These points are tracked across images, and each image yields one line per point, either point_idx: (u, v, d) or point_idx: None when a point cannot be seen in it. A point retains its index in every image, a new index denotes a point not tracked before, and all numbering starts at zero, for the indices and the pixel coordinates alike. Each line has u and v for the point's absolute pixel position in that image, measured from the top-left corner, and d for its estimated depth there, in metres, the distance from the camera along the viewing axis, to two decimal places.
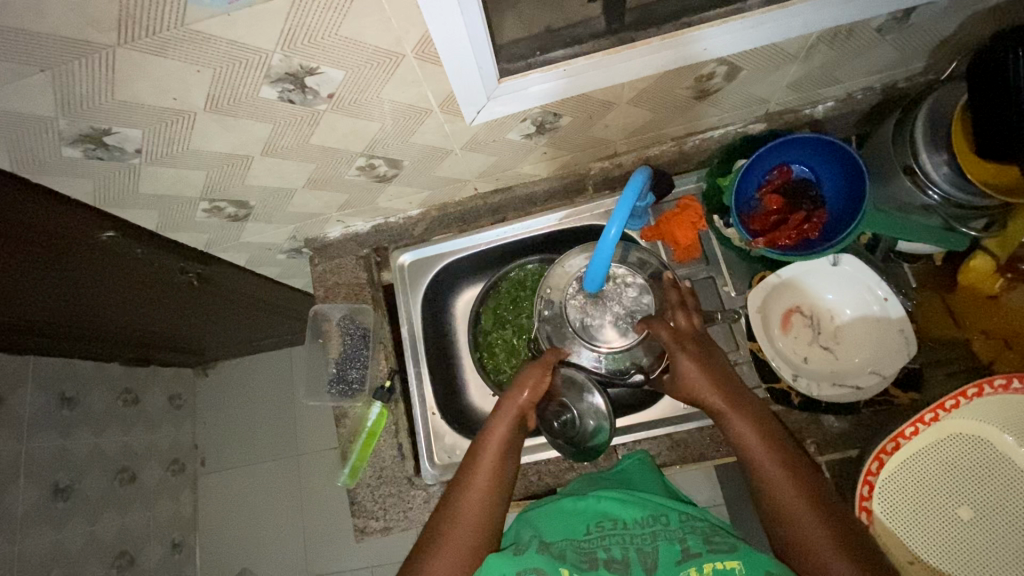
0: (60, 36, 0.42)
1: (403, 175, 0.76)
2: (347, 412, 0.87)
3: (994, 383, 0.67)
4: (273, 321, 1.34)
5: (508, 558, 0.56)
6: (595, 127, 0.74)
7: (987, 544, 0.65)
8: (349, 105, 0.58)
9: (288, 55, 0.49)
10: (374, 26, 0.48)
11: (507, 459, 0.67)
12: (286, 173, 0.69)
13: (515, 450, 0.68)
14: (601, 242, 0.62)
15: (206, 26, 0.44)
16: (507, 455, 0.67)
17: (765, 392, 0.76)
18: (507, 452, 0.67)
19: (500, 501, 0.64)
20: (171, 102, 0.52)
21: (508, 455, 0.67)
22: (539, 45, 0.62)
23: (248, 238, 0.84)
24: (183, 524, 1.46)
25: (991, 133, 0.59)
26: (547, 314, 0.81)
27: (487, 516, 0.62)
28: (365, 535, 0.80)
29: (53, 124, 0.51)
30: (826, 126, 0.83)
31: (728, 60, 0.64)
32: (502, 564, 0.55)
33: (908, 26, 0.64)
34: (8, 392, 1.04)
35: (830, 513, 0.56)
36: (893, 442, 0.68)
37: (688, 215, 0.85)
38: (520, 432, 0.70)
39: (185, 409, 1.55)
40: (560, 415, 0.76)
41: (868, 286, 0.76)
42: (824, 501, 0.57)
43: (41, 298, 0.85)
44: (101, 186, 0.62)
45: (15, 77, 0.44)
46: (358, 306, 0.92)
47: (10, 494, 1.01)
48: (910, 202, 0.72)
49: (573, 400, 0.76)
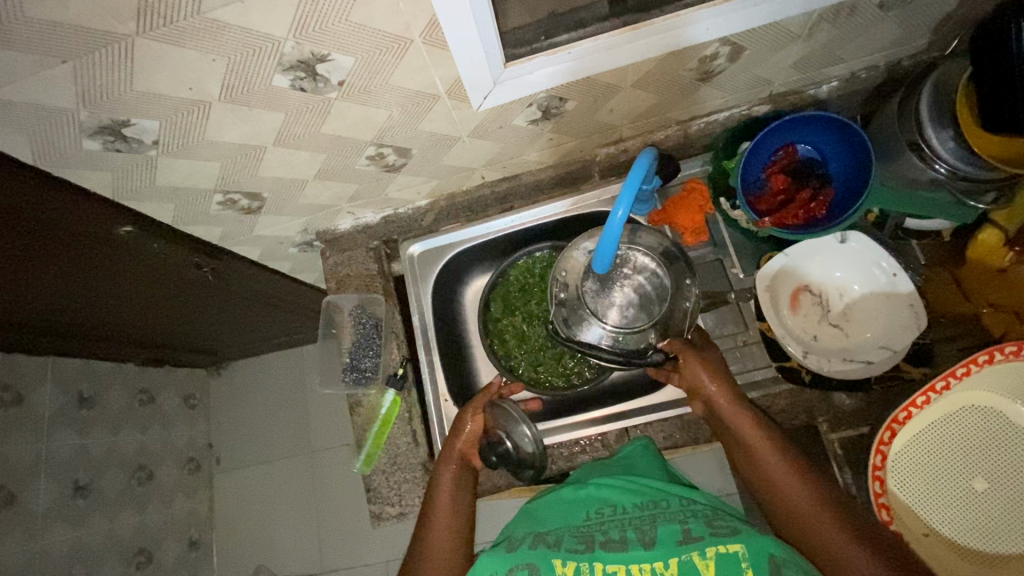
0: (82, 27, 0.43)
1: (412, 165, 0.78)
2: (361, 400, 0.88)
3: (1004, 350, 0.67)
4: (284, 318, 1.35)
5: (501, 556, 0.59)
6: (601, 112, 0.75)
7: (998, 512, 0.67)
8: (358, 93, 0.59)
9: (300, 42, 0.50)
10: (383, 11, 0.49)
11: (460, 500, 0.71)
12: (298, 163, 0.70)
13: (468, 489, 0.73)
14: (608, 226, 0.61)
15: (220, 14, 0.45)
16: (464, 477, 0.74)
17: (775, 371, 0.77)
18: (459, 484, 0.72)
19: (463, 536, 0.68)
20: (188, 92, 0.53)
21: (461, 493, 0.72)
22: (544, 30, 0.62)
23: (261, 231, 0.86)
24: (200, 521, 1.48)
25: (997, 107, 0.59)
26: (562, 297, 0.78)
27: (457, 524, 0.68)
28: (381, 521, 0.81)
29: (74, 116, 0.52)
30: (830, 106, 0.84)
31: (731, 40, 0.64)
32: (495, 562, 0.58)
33: (911, 1, 0.65)
34: (29, 391, 1.06)
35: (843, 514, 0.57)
36: (904, 412, 0.69)
37: (694, 200, 0.86)
38: (468, 473, 0.75)
39: (200, 408, 1.57)
40: (498, 449, 0.78)
41: (875, 262, 0.76)
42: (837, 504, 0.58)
43: (60, 296, 0.86)
44: (119, 179, 0.63)
45: (38, 68, 0.46)
46: (370, 296, 0.94)
47: (29, 492, 1.03)
48: (918, 176, 0.72)
49: (509, 430, 0.80)
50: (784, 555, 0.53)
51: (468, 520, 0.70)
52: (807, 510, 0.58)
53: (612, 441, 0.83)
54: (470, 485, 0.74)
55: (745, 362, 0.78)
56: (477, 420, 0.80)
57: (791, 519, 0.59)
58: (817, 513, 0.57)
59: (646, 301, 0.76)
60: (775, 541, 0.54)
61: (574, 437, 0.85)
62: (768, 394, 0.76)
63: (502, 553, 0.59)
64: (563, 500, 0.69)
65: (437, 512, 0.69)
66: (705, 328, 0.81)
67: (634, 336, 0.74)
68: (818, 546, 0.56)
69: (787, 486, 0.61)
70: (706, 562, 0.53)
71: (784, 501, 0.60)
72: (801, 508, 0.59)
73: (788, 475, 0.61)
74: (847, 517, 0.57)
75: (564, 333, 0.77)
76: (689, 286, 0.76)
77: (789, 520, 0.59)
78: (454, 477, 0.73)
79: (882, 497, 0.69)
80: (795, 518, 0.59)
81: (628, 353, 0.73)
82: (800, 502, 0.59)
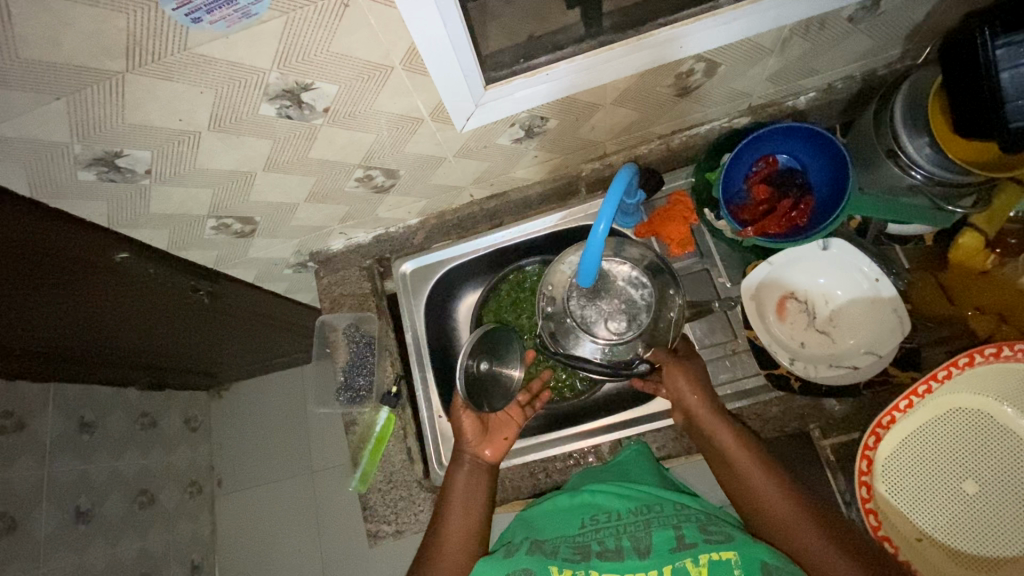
0: (75, 65, 0.45)
1: (400, 185, 0.79)
2: (356, 419, 0.89)
3: (985, 352, 0.67)
4: (283, 338, 1.37)
5: (499, 562, 0.60)
6: (583, 129, 0.76)
7: (990, 515, 0.67)
8: (344, 118, 0.61)
9: (284, 73, 0.52)
10: (363, 41, 0.51)
11: (476, 498, 0.72)
12: (289, 187, 0.72)
13: (483, 492, 0.73)
14: (590, 241, 0.62)
15: (206, 49, 0.47)
16: (477, 480, 0.74)
17: (764, 379, 0.78)
18: (471, 490, 0.73)
19: (479, 529, 0.70)
20: (178, 123, 0.55)
21: (474, 494, 0.73)
22: (522, 52, 0.64)
23: (255, 253, 0.87)
24: (202, 545, 1.48)
25: (968, 113, 0.60)
26: (549, 312, 0.79)
27: (473, 531, 0.69)
28: (377, 539, 0.81)
29: (69, 149, 0.54)
30: (809, 116, 0.85)
31: (706, 57, 0.66)
32: (493, 568, 0.59)
33: (880, 14, 0.66)
34: (30, 417, 1.07)
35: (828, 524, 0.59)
36: (889, 416, 0.69)
37: (679, 211, 0.88)
38: (483, 473, 0.75)
39: (201, 430, 1.58)
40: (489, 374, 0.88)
41: (858, 267, 0.78)
42: (819, 513, 0.60)
43: (57, 323, 0.87)
44: (114, 207, 0.65)
45: (33, 105, 0.48)
46: (363, 314, 0.95)
47: (32, 518, 1.04)
48: (896, 182, 0.73)
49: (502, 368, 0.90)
50: (776, 563, 0.54)
51: (485, 517, 0.71)
52: (792, 519, 0.59)
53: (605, 452, 0.83)
54: (485, 486, 0.74)
55: (736, 371, 0.79)
56: (473, 415, 0.80)
57: (774, 530, 0.60)
58: (800, 523, 0.59)
59: (633, 311, 0.76)
60: (769, 551, 0.55)
61: (567, 450, 0.84)
62: (758, 401, 0.76)
63: (500, 560, 0.60)
64: (559, 508, 0.69)
65: (451, 509, 0.71)
66: (694, 337, 0.82)
67: (621, 347, 0.76)
68: (804, 555, 0.57)
69: (766, 493, 0.62)
70: (699, 567, 0.54)
71: (770, 514, 0.61)
72: (782, 515, 0.60)
73: (767, 483, 0.63)
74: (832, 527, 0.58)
75: (552, 344, 0.80)
76: (672, 296, 0.77)
77: (774, 531, 0.60)
78: (467, 481, 0.74)
79: (868, 503, 0.69)
80: (777, 527, 0.60)
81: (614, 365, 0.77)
82: (783, 511, 0.60)
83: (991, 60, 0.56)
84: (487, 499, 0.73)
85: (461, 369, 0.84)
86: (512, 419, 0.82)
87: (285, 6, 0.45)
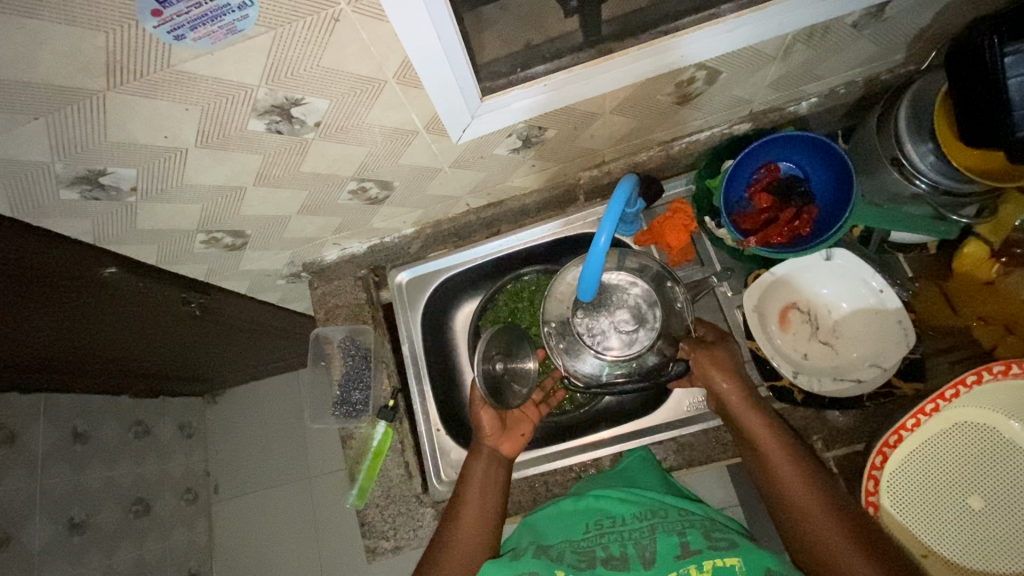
0: (53, 84, 0.43)
1: (394, 196, 0.78)
2: (353, 433, 0.87)
3: (992, 369, 0.67)
4: (278, 345, 1.35)
5: (504, 567, 0.59)
6: (582, 137, 0.75)
7: (994, 531, 0.67)
8: (336, 132, 0.59)
9: (273, 89, 0.50)
10: (355, 55, 0.49)
11: (492, 492, 0.72)
12: (281, 201, 0.70)
13: (499, 485, 0.73)
14: (591, 253, 0.60)
15: (190, 66, 0.45)
16: (493, 470, 0.74)
17: (768, 390, 0.78)
18: (488, 486, 0.72)
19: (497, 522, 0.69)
20: (163, 139, 0.53)
21: (491, 487, 0.72)
22: (519, 61, 0.62)
23: (247, 265, 0.85)
24: (199, 553, 1.46)
25: (976, 123, 0.59)
26: (561, 345, 0.77)
27: (488, 521, 0.68)
28: (376, 556, 0.80)
29: (50, 168, 0.52)
30: (810, 122, 0.84)
31: (708, 65, 0.64)
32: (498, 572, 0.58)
33: (884, 20, 0.65)
34: (21, 429, 1.05)
35: (849, 520, 0.58)
36: (896, 435, 0.68)
37: (679, 218, 0.85)
38: (501, 466, 0.76)
39: (196, 436, 1.56)
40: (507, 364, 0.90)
41: (862, 279, 0.77)
42: (840, 507, 0.60)
43: (45, 337, 0.85)
44: (99, 225, 0.63)
45: (11, 125, 0.46)
46: (359, 326, 0.94)
47: (25, 532, 1.02)
48: (899, 190, 0.72)
49: (517, 358, 0.92)
50: (780, 569, 0.53)
51: (501, 511, 0.71)
52: (812, 511, 0.60)
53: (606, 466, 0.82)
54: (502, 478, 0.74)
55: None
56: (493, 411, 0.81)
57: (793, 521, 0.61)
58: (822, 518, 0.59)
59: (640, 315, 0.75)
60: (773, 556, 0.54)
61: (567, 464, 0.83)
62: None
63: (506, 564, 0.59)
64: (562, 513, 0.68)
65: (468, 501, 0.70)
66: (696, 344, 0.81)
67: (636, 359, 0.74)
68: (820, 546, 0.58)
69: (793, 487, 0.62)
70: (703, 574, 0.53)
71: (791, 505, 0.61)
72: (802, 508, 0.60)
73: (794, 475, 0.63)
74: (855, 524, 0.58)
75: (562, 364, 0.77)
76: (671, 288, 0.76)
77: (794, 521, 0.61)
78: (485, 471, 0.74)
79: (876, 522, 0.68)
80: (796, 518, 0.60)
81: (646, 374, 0.76)
82: (806, 502, 0.60)
83: (1000, 68, 0.54)
84: (502, 497, 0.72)
85: (478, 369, 0.85)
86: (526, 417, 0.84)
87: (272, 21, 0.43)
